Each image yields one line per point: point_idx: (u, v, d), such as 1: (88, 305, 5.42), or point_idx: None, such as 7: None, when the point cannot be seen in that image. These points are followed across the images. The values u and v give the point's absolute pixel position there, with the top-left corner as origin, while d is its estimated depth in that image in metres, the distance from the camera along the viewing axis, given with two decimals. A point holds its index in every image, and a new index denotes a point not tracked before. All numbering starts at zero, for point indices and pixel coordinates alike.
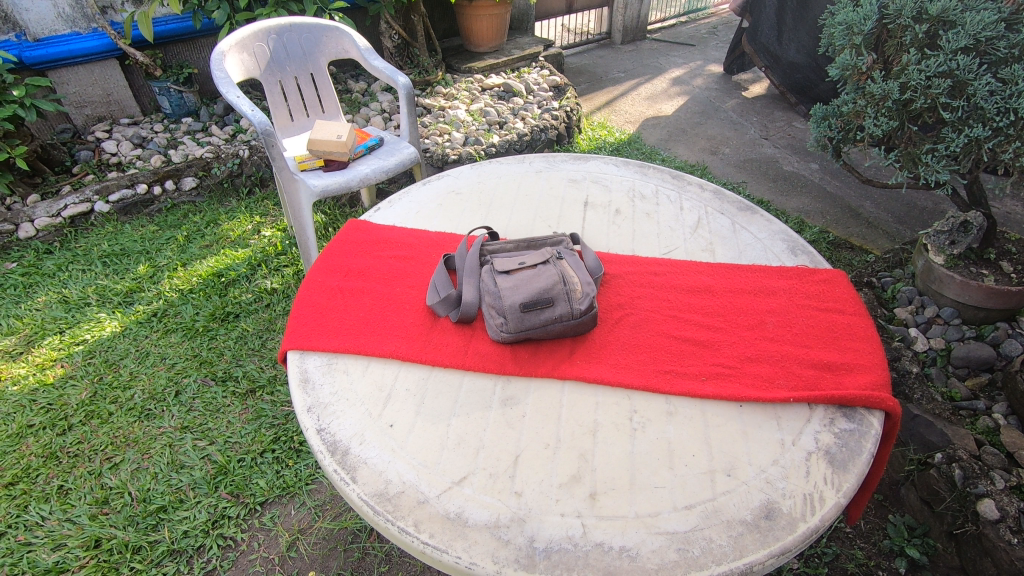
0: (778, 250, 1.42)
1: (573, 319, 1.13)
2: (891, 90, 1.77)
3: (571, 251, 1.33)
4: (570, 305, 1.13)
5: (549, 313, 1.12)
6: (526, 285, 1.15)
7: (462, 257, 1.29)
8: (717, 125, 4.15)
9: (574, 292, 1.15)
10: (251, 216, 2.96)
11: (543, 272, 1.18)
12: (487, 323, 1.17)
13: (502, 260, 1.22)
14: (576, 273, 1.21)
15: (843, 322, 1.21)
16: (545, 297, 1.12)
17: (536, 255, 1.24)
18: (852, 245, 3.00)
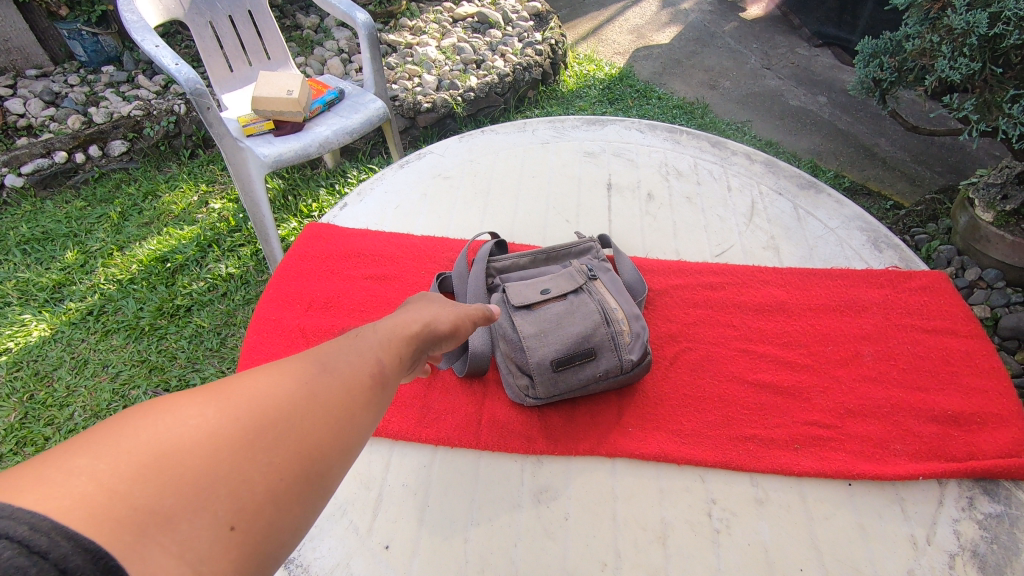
0: (858, 244, 1.13)
1: (622, 372, 0.85)
2: (978, 23, 1.43)
3: (604, 262, 1.02)
4: (619, 355, 0.84)
5: (591, 367, 0.84)
6: (555, 330, 0.85)
7: (463, 280, 0.97)
8: (715, 53, 3.72)
9: (621, 335, 0.85)
10: (196, 184, 2.52)
11: (577, 306, 0.87)
12: (504, 378, 0.87)
13: (517, 287, 0.91)
14: (617, 301, 0.91)
15: (960, 348, 0.94)
16: (583, 347, 0.83)
17: (562, 275, 0.92)
18: (871, 190, 2.73)
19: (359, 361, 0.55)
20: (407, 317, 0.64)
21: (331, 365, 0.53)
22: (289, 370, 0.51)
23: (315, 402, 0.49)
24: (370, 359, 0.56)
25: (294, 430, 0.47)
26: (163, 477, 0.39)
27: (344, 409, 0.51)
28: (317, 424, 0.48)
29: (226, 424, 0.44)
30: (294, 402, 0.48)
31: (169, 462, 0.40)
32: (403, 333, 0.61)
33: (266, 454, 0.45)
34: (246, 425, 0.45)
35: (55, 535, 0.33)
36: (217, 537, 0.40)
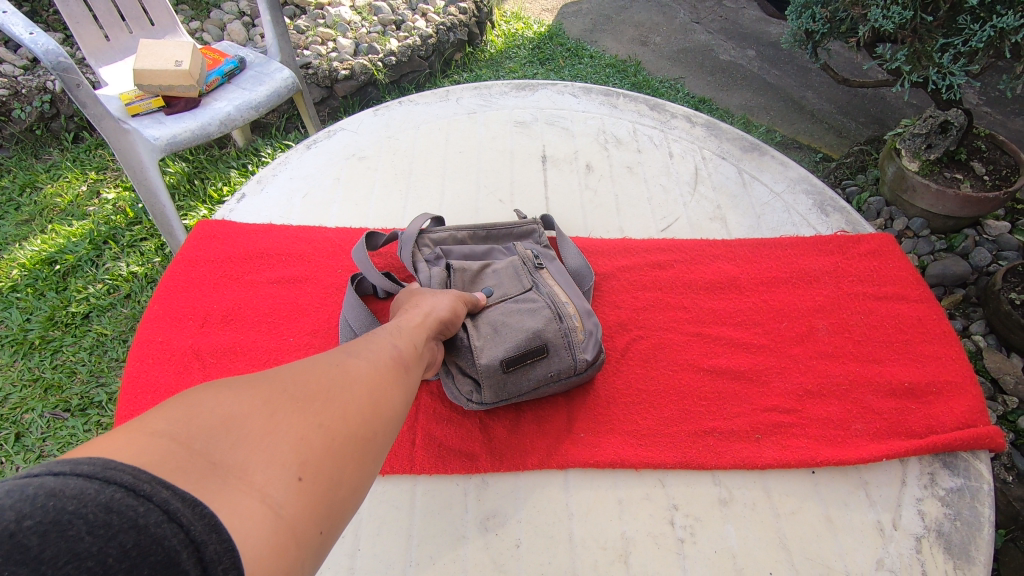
0: (804, 209, 1.07)
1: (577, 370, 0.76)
2: None
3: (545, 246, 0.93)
4: (574, 352, 0.76)
5: (543, 365, 0.74)
6: (499, 327, 0.75)
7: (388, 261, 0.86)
8: (645, 8, 3.61)
9: (576, 333, 0.77)
10: (84, 172, 2.18)
11: (523, 303, 0.78)
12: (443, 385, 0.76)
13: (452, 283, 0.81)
14: (568, 296, 0.83)
15: (911, 314, 0.91)
16: (535, 345, 0.74)
17: (506, 272, 0.83)
18: (801, 144, 2.75)
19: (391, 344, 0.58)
20: (420, 307, 0.68)
21: (362, 347, 0.55)
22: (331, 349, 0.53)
23: (358, 371, 0.51)
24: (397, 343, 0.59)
25: (346, 392, 0.48)
26: (234, 436, 0.40)
27: (388, 382, 0.53)
28: (365, 390, 0.50)
29: (280, 389, 0.45)
30: (341, 373, 0.50)
31: (237, 424, 0.41)
32: (420, 322, 0.65)
33: (325, 411, 0.45)
34: (298, 389, 0.46)
35: (151, 479, 0.33)
36: (290, 488, 0.40)
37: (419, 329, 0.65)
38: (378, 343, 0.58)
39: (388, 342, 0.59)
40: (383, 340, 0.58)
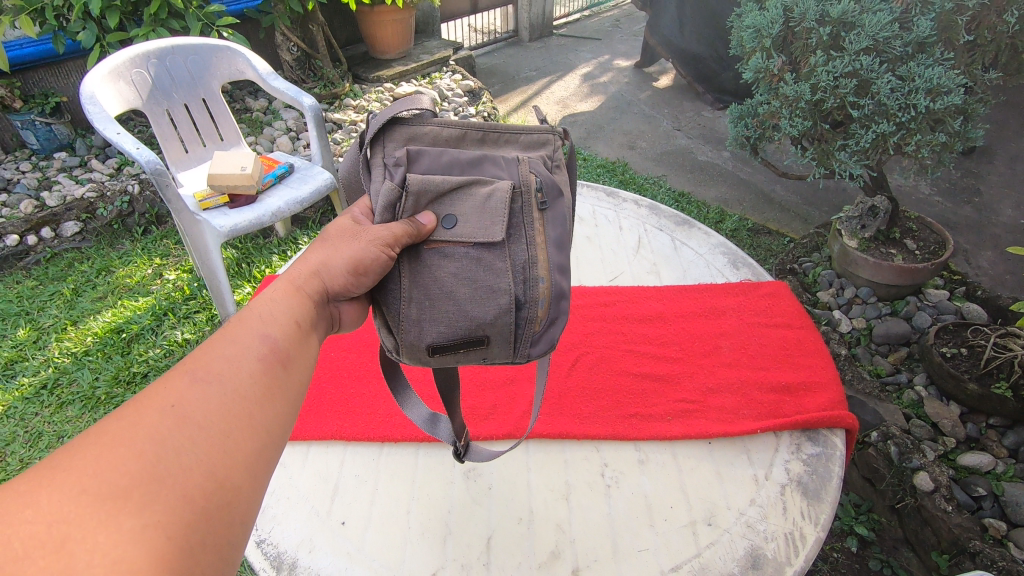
0: (721, 265, 1.41)
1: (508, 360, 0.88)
2: (803, 92, 1.84)
3: (551, 166, 0.95)
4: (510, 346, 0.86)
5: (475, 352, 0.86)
6: (453, 309, 0.84)
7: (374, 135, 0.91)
8: (632, 119, 4.19)
9: (527, 327, 0.86)
10: (150, 258, 2.60)
11: (488, 278, 0.84)
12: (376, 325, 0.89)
13: (428, 186, 0.85)
14: (546, 265, 0.87)
15: (794, 336, 1.21)
16: (473, 335, 0.84)
17: (473, 203, 0.86)
18: (770, 230, 3.11)
19: (250, 365, 0.64)
20: (296, 292, 0.77)
21: (212, 379, 0.61)
22: (180, 389, 0.58)
23: (204, 424, 0.57)
24: (260, 360, 0.66)
25: (185, 461, 0.54)
26: (51, 560, 0.45)
27: (243, 425, 0.59)
28: (214, 448, 0.56)
29: (119, 473, 0.50)
30: (185, 433, 0.55)
31: (52, 546, 0.45)
32: (290, 317, 0.73)
33: (158, 498, 0.51)
34: (138, 467, 0.51)
35: None
36: None
37: (289, 325, 0.72)
38: (234, 366, 0.63)
39: (252, 361, 0.65)
40: (244, 358, 0.64)
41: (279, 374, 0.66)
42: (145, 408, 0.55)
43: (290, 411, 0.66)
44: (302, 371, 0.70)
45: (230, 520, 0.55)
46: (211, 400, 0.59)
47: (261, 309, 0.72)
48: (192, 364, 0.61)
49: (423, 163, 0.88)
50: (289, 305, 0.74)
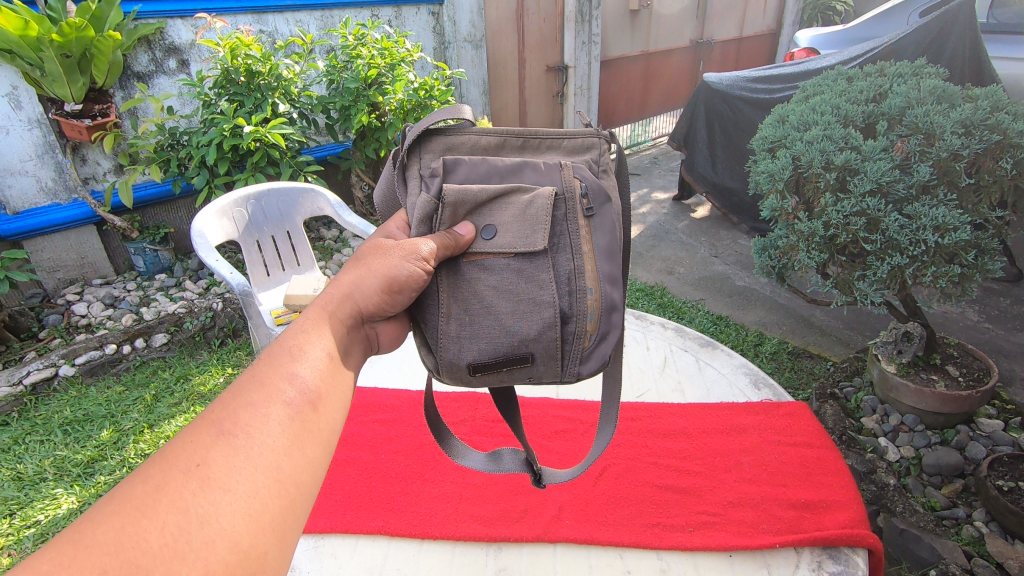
0: (742, 385, 1.52)
1: (558, 375, 1.02)
2: (817, 227, 2.04)
3: (597, 172, 1.12)
4: (561, 359, 1.01)
5: (526, 367, 1.01)
6: (496, 324, 0.99)
7: (426, 144, 1.09)
8: (670, 247, 4.44)
9: (576, 341, 1.01)
10: (224, 368, 2.87)
11: (531, 292, 1.00)
12: (426, 349, 1.04)
13: (471, 192, 1.02)
14: (593, 277, 1.02)
15: (814, 455, 1.28)
16: (517, 353, 0.99)
17: (511, 211, 1.03)
18: (812, 353, 3.12)
19: (275, 417, 0.69)
20: (323, 326, 0.84)
21: (235, 437, 0.65)
22: (203, 454, 0.62)
23: (227, 486, 0.61)
24: (285, 408, 0.70)
25: (208, 527, 0.58)
26: None
27: (269, 483, 0.64)
28: (237, 510, 0.60)
29: (143, 547, 0.55)
30: (207, 497, 0.59)
31: None
32: (317, 355, 0.78)
33: (179, 569, 0.55)
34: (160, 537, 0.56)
35: None
36: None
37: (315, 366, 0.77)
38: (260, 422, 0.67)
39: (277, 412, 0.69)
40: (269, 409, 0.69)
41: (304, 420, 0.71)
42: (167, 474, 0.60)
43: (317, 457, 0.70)
44: (328, 413, 0.74)
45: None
46: (234, 460, 0.63)
47: (285, 353, 0.77)
48: (215, 421, 0.66)
49: (462, 171, 1.05)
50: (315, 346, 0.80)
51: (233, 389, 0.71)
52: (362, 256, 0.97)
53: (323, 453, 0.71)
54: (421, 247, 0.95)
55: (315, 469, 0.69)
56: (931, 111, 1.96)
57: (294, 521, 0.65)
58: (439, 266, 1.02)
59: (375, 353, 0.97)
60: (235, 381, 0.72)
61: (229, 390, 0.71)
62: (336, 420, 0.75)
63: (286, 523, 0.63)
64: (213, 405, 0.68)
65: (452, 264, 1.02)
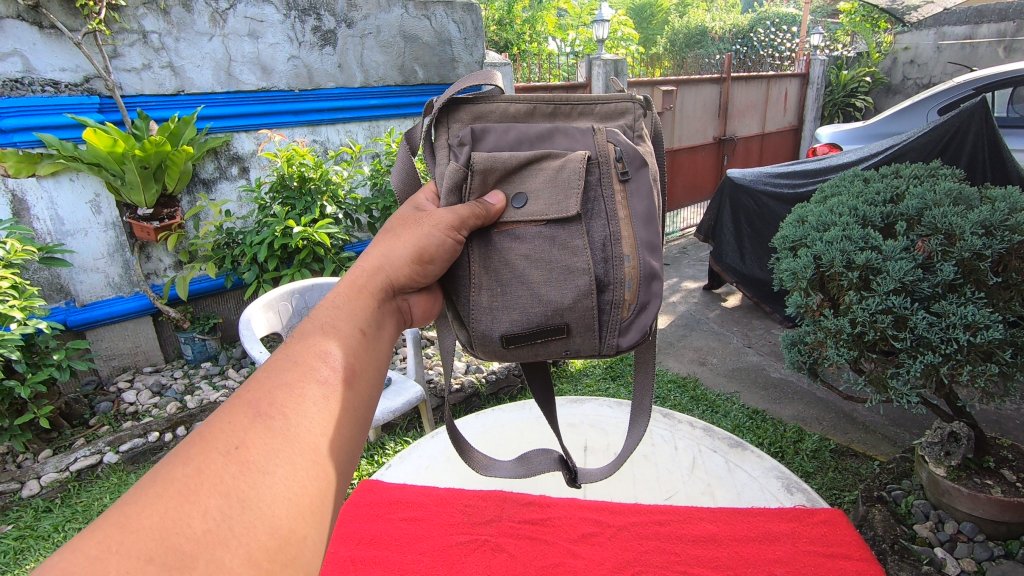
0: (774, 489, 1.49)
1: (597, 346, 1.08)
2: (843, 325, 2.05)
3: (632, 137, 1.15)
4: (599, 331, 1.06)
5: (562, 340, 1.06)
6: (529, 293, 1.04)
7: (454, 113, 1.10)
8: (702, 337, 4.42)
9: (615, 310, 1.06)
10: None
11: (564, 261, 1.04)
12: (458, 323, 1.12)
13: (499, 159, 1.06)
14: (631, 244, 1.07)
15: (853, 569, 1.22)
16: (554, 325, 1.04)
17: (542, 178, 1.07)
18: (856, 451, 2.98)
19: (309, 398, 0.76)
20: (354, 304, 0.91)
21: (271, 420, 0.72)
22: (243, 438, 0.69)
23: (266, 470, 0.68)
24: (318, 389, 0.77)
25: (250, 509, 0.65)
26: None
27: (305, 464, 0.70)
28: (276, 492, 0.67)
29: (188, 531, 0.61)
30: (248, 480, 0.66)
31: None
32: (349, 332, 0.85)
33: (222, 554, 0.61)
34: (203, 521, 0.62)
35: None
36: None
37: (346, 345, 0.84)
38: (295, 404, 0.75)
39: (310, 393, 0.76)
40: (303, 390, 0.76)
41: (337, 400, 0.78)
42: (209, 457, 0.67)
43: (349, 437, 0.77)
44: (359, 392, 0.81)
45: (298, 563, 0.65)
46: (271, 443, 0.70)
47: (318, 331, 0.84)
48: (252, 403, 0.73)
49: (491, 139, 1.08)
50: (346, 324, 0.87)
51: (269, 371, 0.78)
52: (391, 228, 1.03)
53: (354, 431, 0.78)
54: (455, 219, 1.00)
55: (348, 448, 0.76)
56: (949, 214, 2.00)
57: (331, 502, 0.71)
58: (471, 236, 1.06)
59: (408, 325, 1.03)
60: (271, 362, 0.79)
61: (265, 371, 0.78)
62: (367, 398, 0.82)
63: (323, 503, 0.70)
64: (250, 387, 0.75)
65: (483, 236, 1.07)
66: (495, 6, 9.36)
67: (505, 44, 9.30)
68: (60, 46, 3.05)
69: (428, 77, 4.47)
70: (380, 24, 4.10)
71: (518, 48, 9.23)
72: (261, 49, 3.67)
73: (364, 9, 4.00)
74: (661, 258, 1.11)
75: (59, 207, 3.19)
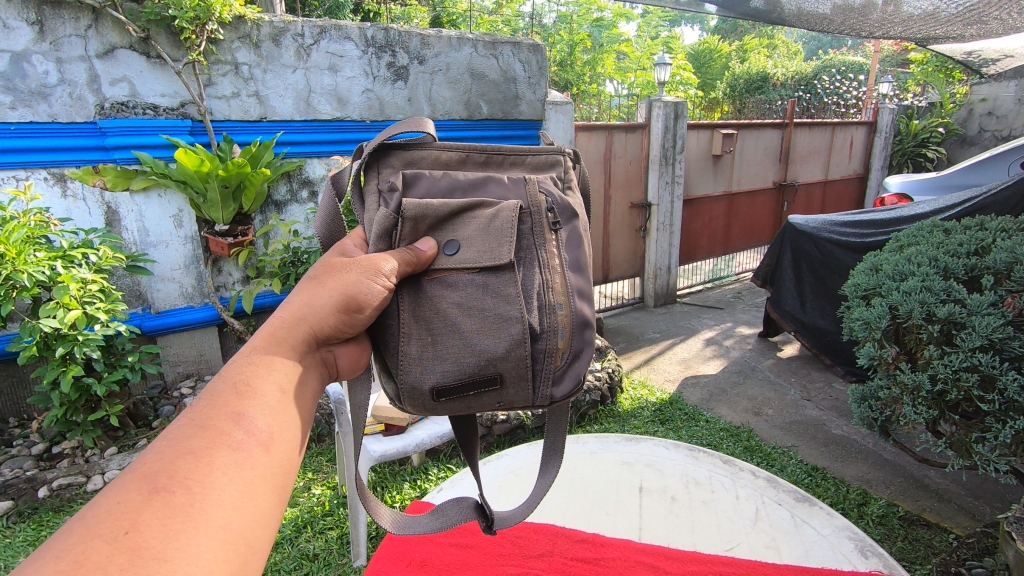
0: (847, 550, 1.40)
1: (531, 397, 1.04)
2: (922, 381, 1.94)
3: (563, 188, 1.19)
4: (533, 382, 1.03)
5: (496, 391, 1.02)
6: (458, 344, 1.00)
7: (385, 160, 1.10)
8: (756, 385, 4.25)
9: (549, 359, 1.04)
10: (304, 471, 2.86)
11: (497, 309, 1.01)
12: (384, 375, 1.06)
13: (431, 207, 1.04)
14: (563, 293, 1.08)
15: None
16: (488, 376, 1.00)
17: (475, 230, 1.05)
18: (929, 521, 2.75)
19: (218, 468, 0.68)
20: (272, 361, 0.84)
21: (171, 496, 0.63)
22: (131, 519, 0.60)
23: (164, 555, 0.58)
24: (230, 456, 0.70)
25: None
26: None
27: (212, 542, 0.62)
28: None
29: None
30: (140, 568, 0.57)
31: None
32: (265, 393, 0.79)
33: None
34: None
35: None
36: None
37: (262, 407, 0.77)
38: (199, 475, 0.66)
39: (220, 461, 0.69)
40: (210, 459, 0.68)
41: (251, 468, 0.70)
42: (92, 546, 0.57)
43: (265, 508, 0.70)
44: (277, 457, 0.74)
45: None
46: (171, 522, 0.61)
47: (229, 392, 0.77)
48: (149, 478, 0.64)
49: (422, 185, 1.08)
50: (263, 383, 0.80)
51: (170, 441, 0.69)
52: (315, 276, 0.98)
53: (269, 501, 0.71)
54: (382, 265, 0.96)
55: (263, 522, 0.69)
56: None
57: None
58: (401, 285, 1.02)
59: (333, 379, 0.97)
60: (173, 430, 0.71)
61: (166, 442, 0.69)
62: (286, 463, 0.76)
63: None
64: (146, 459, 0.67)
65: (414, 283, 1.03)
66: (558, 48, 9.69)
67: (565, 84, 9.55)
68: (163, 74, 3.33)
69: (492, 113, 4.59)
70: (450, 62, 4.28)
71: (579, 87, 9.44)
72: (340, 82, 3.88)
73: (436, 47, 4.19)
74: (592, 306, 1.11)
75: (145, 220, 3.43)
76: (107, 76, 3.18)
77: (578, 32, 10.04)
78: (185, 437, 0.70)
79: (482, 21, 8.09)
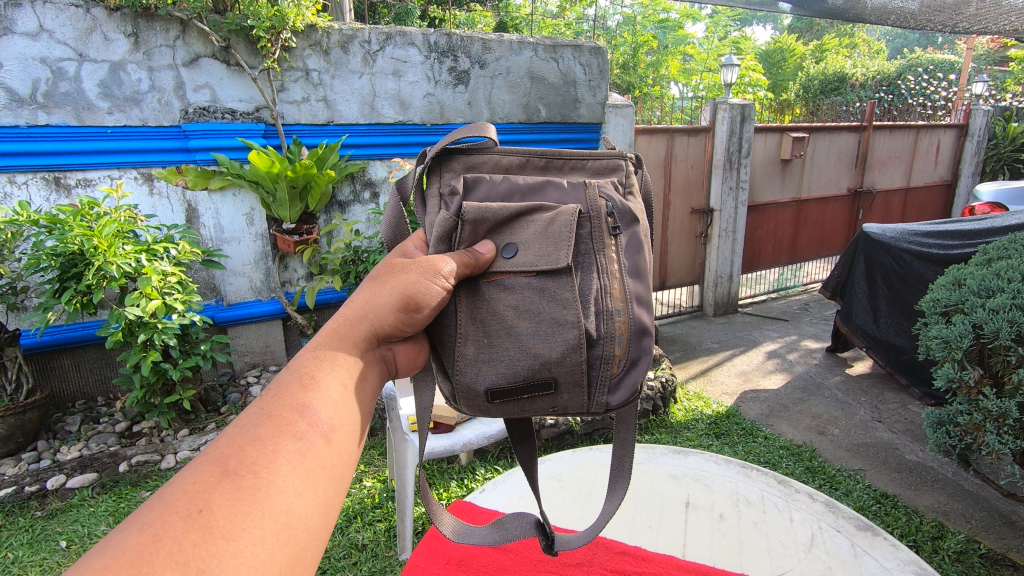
0: None
1: (586, 404, 1.03)
2: (1009, 408, 1.79)
3: (624, 193, 1.14)
4: (588, 388, 1.02)
5: (550, 396, 1.02)
6: (514, 350, 1.00)
7: (447, 164, 1.10)
8: (822, 403, 4.02)
9: (605, 367, 1.02)
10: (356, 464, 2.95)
11: (552, 312, 1.01)
12: (442, 375, 1.07)
13: (490, 210, 1.04)
14: (621, 299, 1.05)
15: None
16: (543, 381, 1.00)
17: (533, 234, 1.05)
18: (1015, 562, 2.51)
19: (284, 455, 0.69)
20: (336, 355, 0.85)
21: (240, 479, 0.65)
22: (205, 497, 0.62)
23: (231, 535, 0.60)
24: (295, 445, 0.71)
25: None
26: None
27: (275, 527, 0.63)
28: (241, 561, 0.59)
29: None
30: (210, 547, 0.59)
31: None
32: (329, 386, 0.80)
33: None
34: None
35: None
36: None
37: (326, 400, 0.78)
38: (266, 461, 0.68)
39: (286, 449, 0.70)
40: (278, 447, 0.69)
41: (315, 457, 0.71)
42: (168, 522, 0.59)
43: (326, 498, 0.70)
44: (338, 449, 0.75)
45: None
46: (239, 504, 0.62)
47: (295, 383, 0.79)
48: (221, 461, 0.66)
49: (482, 189, 1.08)
50: (327, 376, 0.81)
51: (241, 427, 0.71)
52: (376, 275, 0.99)
53: (330, 491, 0.71)
54: (441, 267, 0.97)
55: (323, 510, 0.69)
56: None
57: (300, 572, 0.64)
58: (459, 286, 1.03)
59: (392, 377, 0.98)
60: (244, 417, 0.73)
61: (237, 427, 0.71)
62: (348, 455, 0.76)
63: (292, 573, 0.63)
64: (219, 443, 0.69)
65: (472, 285, 1.04)
66: (621, 50, 9.62)
67: (627, 86, 9.43)
68: (241, 81, 3.54)
69: (551, 116, 4.59)
70: (510, 66, 4.31)
71: (641, 90, 9.30)
72: (403, 87, 4.00)
73: (497, 51, 4.23)
74: (652, 312, 1.08)
75: (221, 217, 3.65)
76: (191, 83, 3.42)
77: (642, 34, 9.91)
78: (255, 423, 0.71)
79: (544, 26, 8.14)
